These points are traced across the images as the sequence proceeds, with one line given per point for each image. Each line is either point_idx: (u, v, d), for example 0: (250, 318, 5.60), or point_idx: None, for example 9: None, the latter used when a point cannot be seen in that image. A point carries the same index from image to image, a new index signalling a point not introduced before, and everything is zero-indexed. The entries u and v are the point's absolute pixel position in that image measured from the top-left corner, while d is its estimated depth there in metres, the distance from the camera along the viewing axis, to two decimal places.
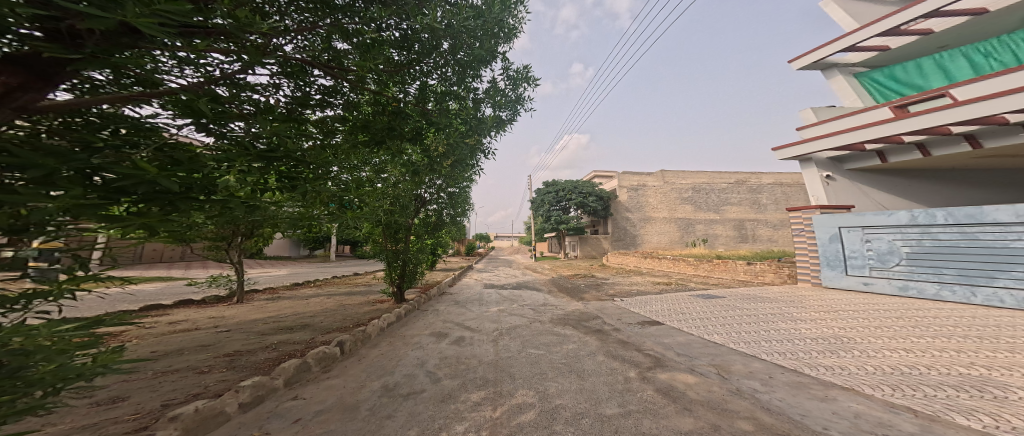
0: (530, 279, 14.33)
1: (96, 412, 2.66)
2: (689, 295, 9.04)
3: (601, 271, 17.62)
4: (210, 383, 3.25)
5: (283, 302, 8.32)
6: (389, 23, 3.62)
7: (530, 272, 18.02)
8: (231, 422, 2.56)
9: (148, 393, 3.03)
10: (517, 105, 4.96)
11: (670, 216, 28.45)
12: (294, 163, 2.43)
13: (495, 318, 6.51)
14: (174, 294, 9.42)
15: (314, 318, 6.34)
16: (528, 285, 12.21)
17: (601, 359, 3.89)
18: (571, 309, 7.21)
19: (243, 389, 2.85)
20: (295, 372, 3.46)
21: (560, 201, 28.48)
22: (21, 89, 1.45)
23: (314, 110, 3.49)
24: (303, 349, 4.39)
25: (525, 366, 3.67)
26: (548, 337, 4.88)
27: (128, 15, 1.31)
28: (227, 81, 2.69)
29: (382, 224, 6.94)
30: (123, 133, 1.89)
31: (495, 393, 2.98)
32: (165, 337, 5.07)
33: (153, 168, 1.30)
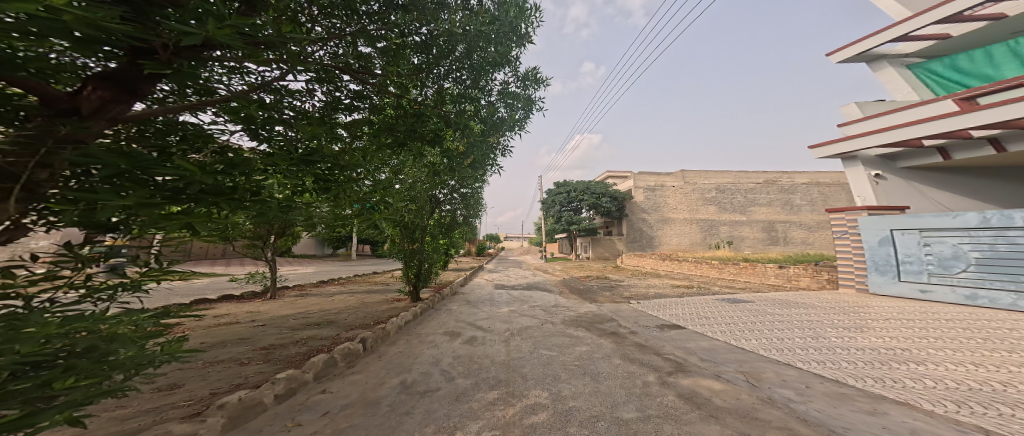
0: (541, 280, 14.24)
1: (156, 397, 2.89)
2: (712, 299, 8.72)
3: (617, 272, 17.39)
4: (249, 374, 3.44)
5: (310, 299, 8.69)
6: (413, 29, 3.68)
7: (543, 273, 17.91)
8: (268, 413, 2.71)
9: (198, 382, 3.25)
10: (531, 106, 4.94)
11: (691, 217, 27.55)
12: (328, 166, 2.53)
13: (507, 318, 6.54)
14: (216, 289, 10.10)
15: (338, 315, 6.60)
16: (540, 286, 12.15)
17: (617, 362, 3.84)
18: (583, 311, 7.11)
19: (278, 381, 3.00)
20: (323, 367, 3.60)
21: (572, 201, 28.07)
22: (114, 102, 1.64)
23: (343, 114, 3.65)
24: (329, 344, 4.58)
25: (537, 367, 3.66)
26: (561, 339, 4.86)
27: (210, 30, 1.51)
28: (271, 89, 2.85)
29: (401, 225, 7.12)
30: (186, 139, 2.06)
31: (509, 393, 2.99)
32: (210, 329, 5.44)
33: (199, 168, 1.39)
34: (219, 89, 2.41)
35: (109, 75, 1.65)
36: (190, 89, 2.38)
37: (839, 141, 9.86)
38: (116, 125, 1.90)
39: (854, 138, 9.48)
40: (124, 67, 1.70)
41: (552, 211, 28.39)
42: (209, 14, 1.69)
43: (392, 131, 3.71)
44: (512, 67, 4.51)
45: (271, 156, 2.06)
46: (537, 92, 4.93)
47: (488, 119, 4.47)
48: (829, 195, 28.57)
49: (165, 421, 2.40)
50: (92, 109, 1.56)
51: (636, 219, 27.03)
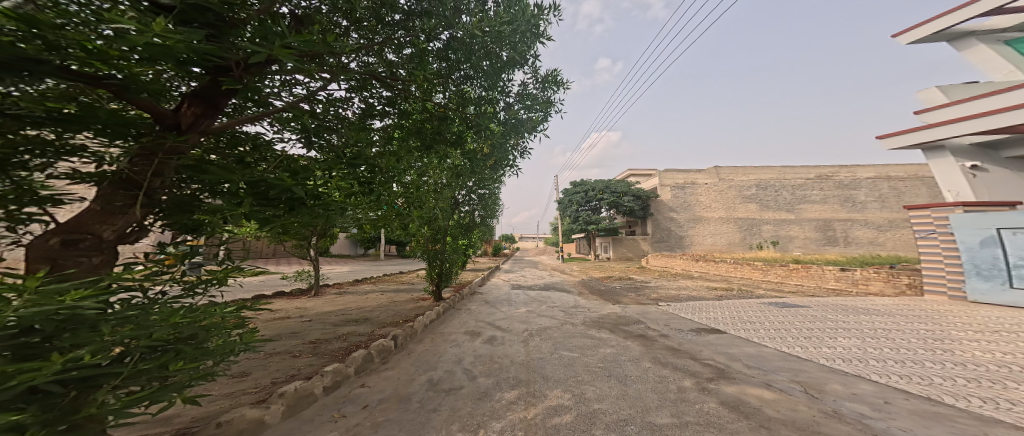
0: (558, 281, 14.06)
1: (229, 383, 3.21)
2: (758, 303, 8.15)
3: (641, 273, 16.83)
4: (301, 366, 3.72)
5: (349, 297, 9.21)
6: (433, 35, 3.70)
7: (559, 273, 17.72)
8: (318, 403, 2.90)
9: (262, 371, 3.56)
10: (549, 108, 4.87)
11: (728, 215, 26.04)
12: (368, 169, 2.72)
13: (525, 318, 6.55)
14: (268, 286, 10.96)
15: (372, 312, 6.95)
16: (556, 286, 12.03)
17: (647, 365, 3.70)
18: (606, 313, 6.94)
19: (326, 373, 3.21)
20: (362, 362, 3.80)
21: (590, 201, 27.32)
22: (203, 116, 2.06)
23: (377, 120, 3.84)
24: (366, 340, 4.82)
25: (558, 368, 3.62)
26: (583, 340, 4.76)
27: (275, 50, 1.84)
28: (319, 100, 3.07)
29: (428, 227, 7.36)
30: (255, 149, 2.43)
31: (529, 392, 3.00)
32: (268, 322, 5.94)
33: (289, 180, 1.81)
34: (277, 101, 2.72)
35: (197, 93, 2.02)
36: (252, 103, 2.70)
37: (914, 132, 9.09)
38: (206, 138, 2.34)
39: (931, 128, 8.69)
40: (205, 86, 2.05)
41: (570, 211, 27.81)
42: (272, 33, 2.00)
43: (420, 134, 3.93)
44: (530, 67, 4.48)
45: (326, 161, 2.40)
46: (556, 93, 4.89)
47: (508, 120, 4.49)
48: (902, 191, 25.71)
49: (237, 406, 2.67)
50: (188, 124, 1.97)
51: (664, 218, 26.02)
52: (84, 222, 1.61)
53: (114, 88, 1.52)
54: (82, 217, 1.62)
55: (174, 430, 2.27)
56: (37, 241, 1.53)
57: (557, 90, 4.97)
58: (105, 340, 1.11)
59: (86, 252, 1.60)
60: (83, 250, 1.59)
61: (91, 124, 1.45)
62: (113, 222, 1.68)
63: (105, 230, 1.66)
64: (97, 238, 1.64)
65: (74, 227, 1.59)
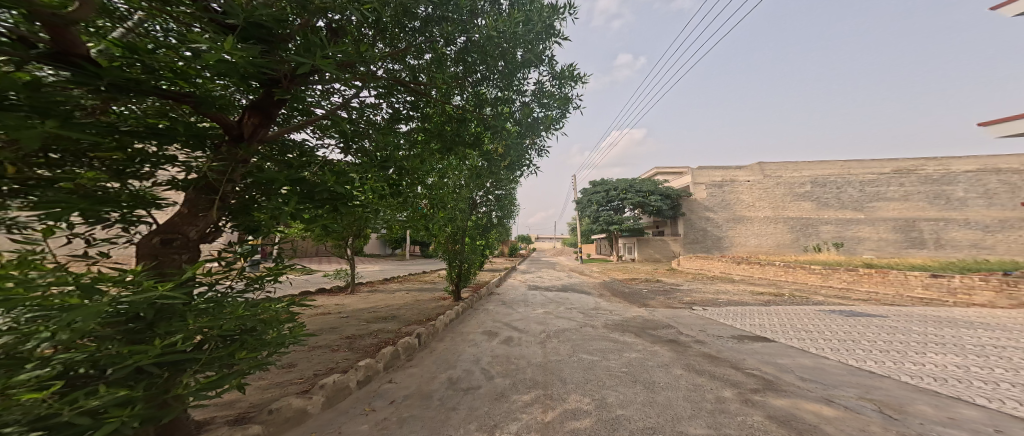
0: (576, 282, 13.79)
1: (278, 373, 3.40)
2: (818, 311, 7.54)
3: (670, 275, 16.18)
4: (339, 359, 3.89)
5: (378, 295, 9.51)
6: (452, 38, 3.70)
7: (576, 274, 17.38)
8: (353, 396, 3.03)
9: (306, 362, 3.76)
10: (566, 106, 4.74)
11: (774, 215, 24.40)
12: (395, 172, 2.86)
13: (542, 319, 6.49)
14: (307, 283, 11.51)
15: (399, 310, 7.15)
16: (574, 288, 11.80)
17: (679, 372, 3.56)
18: (631, 316, 6.74)
19: (359, 368, 3.33)
20: (390, 358, 3.91)
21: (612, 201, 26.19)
22: (259, 126, 2.31)
23: (404, 124, 3.96)
24: (394, 337, 4.97)
25: (577, 371, 3.56)
26: (605, 343, 4.65)
27: (316, 60, 2.02)
28: (352, 107, 3.20)
29: (449, 228, 7.48)
30: (299, 155, 2.65)
31: (546, 395, 2.97)
32: (312, 317, 6.31)
33: (330, 180, 1.97)
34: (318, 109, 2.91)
35: (255, 105, 2.28)
36: (296, 111, 2.91)
37: None
38: (263, 147, 2.58)
39: None
40: (261, 99, 2.29)
41: (588, 212, 26.76)
42: (313, 45, 2.17)
43: (441, 137, 4.05)
44: (546, 66, 4.44)
45: (360, 165, 2.56)
46: (573, 90, 4.81)
47: (524, 120, 4.44)
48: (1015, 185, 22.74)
49: (283, 395, 2.84)
50: (248, 133, 2.22)
51: (697, 219, 24.78)
52: (175, 224, 1.93)
53: (192, 105, 1.88)
54: (174, 220, 1.94)
55: (232, 416, 2.45)
56: (144, 241, 1.85)
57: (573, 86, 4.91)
58: (188, 328, 1.38)
59: (178, 250, 1.91)
60: (176, 248, 1.90)
61: (180, 135, 1.79)
62: (195, 223, 1.99)
63: (190, 230, 1.97)
64: (184, 237, 1.94)
65: (168, 229, 1.89)
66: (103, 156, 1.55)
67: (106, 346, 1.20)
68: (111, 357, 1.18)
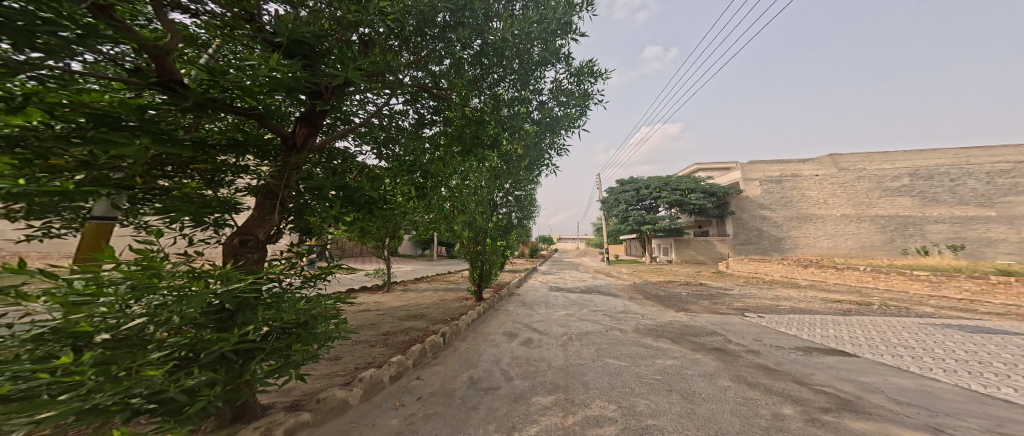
0: (603, 284, 13.41)
1: (327, 364, 3.64)
2: (922, 324, 6.41)
3: (711, 278, 15.20)
4: (376, 354, 4.08)
5: (409, 294, 9.85)
6: (468, 41, 3.68)
7: (604, 276, 16.85)
8: (387, 390, 3.16)
9: (350, 355, 4.00)
10: (585, 103, 4.61)
11: (856, 214, 22.67)
12: (419, 176, 2.99)
13: (564, 321, 6.39)
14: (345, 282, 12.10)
15: (429, 309, 7.36)
16: (600, 290, 11.47)
17: (726, 384, 3.31)
18: (666, 321, 6.44)
19: (392, 364, 3.47)
20: (419, 356, 4.04)
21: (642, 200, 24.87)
22: (308, 136, 2.56)
23: (427, 129, 4.07)
24: (422, 334, 5.13)
25: (601, 376, 3.47)
26: (637, 349, 4.50)
27: (350, 72, 2.16)
28: (381, 114, 3.32)
29: (470, 229, 7.58)
30: (339, 162, 2.85)
31: (567, 399, 2.92)
32: (355, 313, 6.71)
33: (365, 184, 2.15)
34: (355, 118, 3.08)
35: (305, 117, 2.52)
36: (337, 122, 3.09)
37: None
38: (316, 154, 2.84)
39: None
40: (311, 112, 2.53)
41: (615, 211, 25.78)
42: (345, 58, 2.30)
43: (461, 140, 4.10)
44: (563, 63, 4.37)
45: (391, 169, 2.72)
46: (593, 86, 4.69)
47: (543, 119, 4.38)
48: None
49: (329, 386, 3.04)
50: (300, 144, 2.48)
51: (749, 217, 23.64)
52: (249, 226, 2.26)
53: (258, 118, 2.31)
54: (249, 223, 2.27)
55: (289, 402, 2.67)
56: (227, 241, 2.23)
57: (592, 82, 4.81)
58: (258, 318, 1.76)
59: (252, 249, 2.25)
60: (250, 247, 2.25)
61: (250, 145, 2.27)
62: (263, 225, 2.29)
63: (259, 232, 2.28)
64: (256, 237, 2.26)
65: (244, 230, 2.23)
66: (194, 167, 2.05)
67: (203, 332, 1.61)
68: (207, 340, 1.59)
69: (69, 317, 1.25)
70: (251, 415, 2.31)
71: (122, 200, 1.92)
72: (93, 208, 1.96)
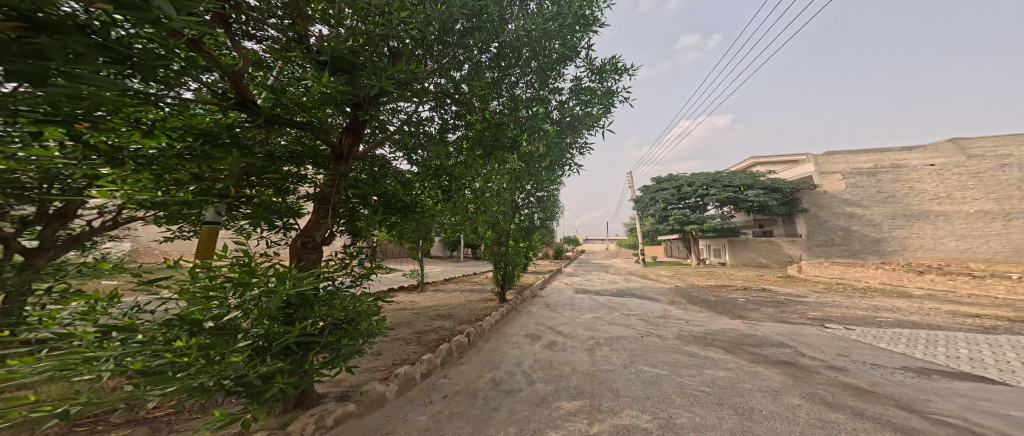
0: (637, 286, 12.83)
1: (370, 359, 3.87)
2: None
3: (766, 282, 13.82)
4: (410, 351, 4.26)
5: (440, 295, 10.17)
6: (483, 46, 3.66)
7: (637, 278, 16.15)
8: (418, 386, 3.28)
9: (388, 351, 4.22)
10: (610, 100, 4.42)
11: (1001, 211, 20.00)
12: (443, 180, 3.07)
13: (591, 325, 6.23)
14: (383, 281, 12.75)
15: (459, 309, 7.53)
16: (632, 293, 11.00)
17: (796, 402, 2.90)
18: (716, 328, 5.94)
19: (422, 361, 3.60)
20: (446, 355, 4.15)
21: (686, 198, 23.10)
22: (352, 145, 2.74)
23: (450, 133, 4.18)
24: (450, 334, 5.27)
25: (634, 385, 3.31)
26: (680, 357, 4.22)
27: (384, 83, 2.28)
28: (408, 121, 3.42)
29: (494, 231, 7.66)
30: (374, 168, 3.03)
31: (593, 406, 2.84)
32: (393, 311, 7.09)
33: (401, 189, 2.29)
34: (388, 126, 3.25)
35: (349, 128, 2.71)
36: (372, 130, 3.26)
37: None
38: (360, 162, 3.02)
39: None
40: (354, 122, 2.72)
41: (648, 211, 24.67)
42: (377, 70, 2.41)
43: (482, 143, 4.14)
44: (583, 59, 4.21)
45: (419, 174, 2.83)
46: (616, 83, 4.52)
47: (563, 119, 4.22)
48: None
49: (369, 380, 3.22)
50: (346, 153, 2.67)
51: (831, 216, 22.45)
52: (308, 228, 2.45)
53: (311, 131, 2.49)
54: (308, 226, 2.46)
55: (338, 392, 2.87)
56: (292, 243, 2.47)
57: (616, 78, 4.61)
58: (317, 315, 1.96)
59: (311, 250, 2.46)
60: (310, 249, 2.45)
61: (307, 157, 2.53)
62: (319, 228, 2.47)
63: (316, 234, 2.47)
64: (313, 240, 2.46)
65: (304, 234, 2.44)
66: (269, 177, 2.33)
67: (274, 325, 1.86)
68: (278, 331, 1.83)
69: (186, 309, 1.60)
70: (310, 402, 2.53)
71: (222, 208, 2.29)
72: (205, 211, 2.38)
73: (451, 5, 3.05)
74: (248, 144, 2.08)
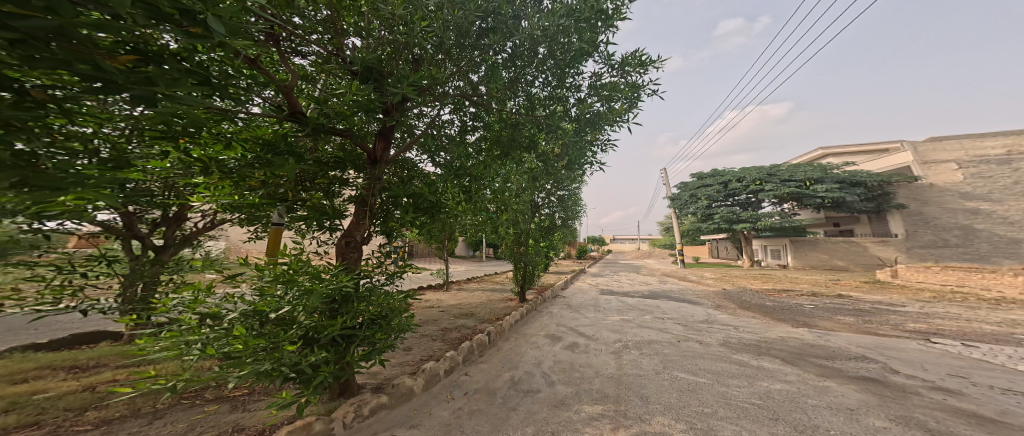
0: (673, 289, 12.12)
1: (401, 353, 4.06)
2: None
3: (830, 287, 12.32)
4: (435, 348, 4.39)
5: (463, 293, 10.33)
6: (498, 46, 3.62)
7: (672, 280, 15.28)
8: (441, 382, 3.37)
9: (416, 347, 4.38)
10: (637, 93, 4.17)
11: None
12: (464, 182, 3.14)
13: (618, 327, 6.02)
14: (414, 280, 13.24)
15: (484, 308, 7.62)
16: (666, 295, 10.42)
17: (879, 424, 2.54)
18: (773, 336, 5.40)
19: (444, 359, 3.69)
20: (468, 352, 4.21)
21: (733, 195, 21.33)
22: (383, 150, 2.89)
23: (469, 135, 4.23)
24: (471, 332, 5.36)
25: (668, 392, 3.15)
26: (729, 367, 3.92)
27: (407, 90, 2.39)
28: (429, 125, 3.51)
29: (514, 231, 7.66)
30: (402, 171, 3.17)
31: (618, 411, 2.75)
32: (423, 308, 7.37)
33: (426, 191, 2.41)
34: (415, 131, 3.38)
35: (381, 133, 2.86)
36: (401, 135, 3.41)
37: None
38: (392, 166, 3.17)
39: None
40: (385, 128, 2.86)
41: (685, 209, 23.24)
42: (400, 78, 2.51)
43: (499, 143, 4.12)
44: (603, 55, 4.02)
45: (443, 175, 2.91)
46: (640, 77, 4.31)
47: (581, 116, 4.03)
48: None
49: (399, 374, 3.37)
50: (380, 158, 2.82)
51: (941, 212, 19.70)
52: (349, 229, 2.61)
53: (348, 137, 2.65)
54: (349, 227, 2.62)
55: (373, 384, 3.04)
56: (337, 243, 2.65)
57: (640, 71, 4.34)
58: (356, 310, 2.10)
59: (352, 249, 2.64)
60: (352, 248, 2.63)
61: (349, 162, 2.71)
62: (360, 229, 2.64)
63: (357, 234, 2.63)
64: (354, 239, 2.62)
65: (347, 234, 2.61)
66: (317, 182, 2.56)
67: (322, 318, 2.01)
68: (324, 324, 1.98)
69: (256, 300, 1.82)
70: (351, 393, 2.71)
71: (282, 211, 2.55)
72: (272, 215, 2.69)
73: (466, 8, 3.07)
74: (298, 151, 2.29)
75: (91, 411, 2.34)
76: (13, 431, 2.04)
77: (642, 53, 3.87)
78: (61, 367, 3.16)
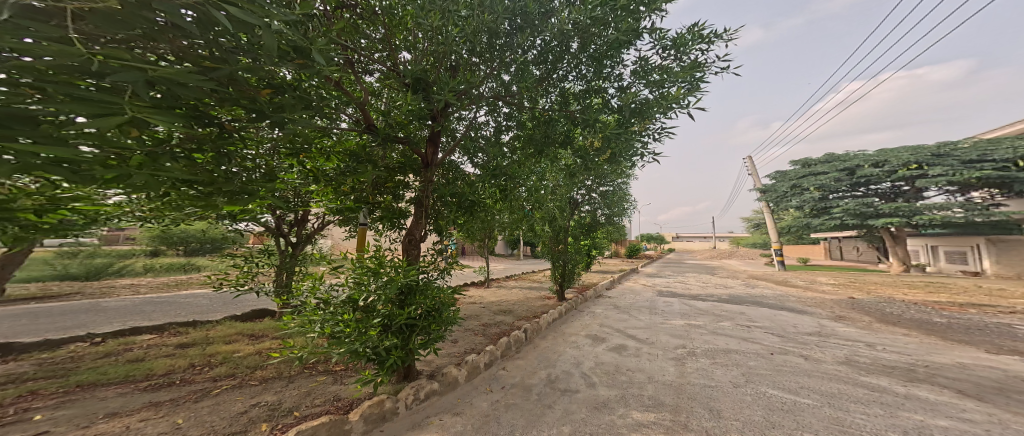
0: (766, 295, 10.34)
1: (449, 345, 4.30)
2: None
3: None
4: (474, 342, 4.53)
5: (504, 291, 10.42)
6: (528, 44, 3.53)
7: (762, 285, 13.05)
8: (479, 374, 3.47)
9: (456, 340, 4.58)
10: (696, 74, 3.67)
11: None
12: (502, 182, 3.18)
13: (679, 333, 5.42)
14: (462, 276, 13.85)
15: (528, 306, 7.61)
16: (751, 302, 8.97)
17: None
18: (948, 363, 4.13)
19: (483, 352, 3.78)
20: (506, 348, 4.25)
21: (856, 182, 17.12)
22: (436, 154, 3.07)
23: (503, 134, 4.23)
24: (508, 329, 5.39)
25: (744, 408, 2.73)
26: (843, 389, 3.22)
27: (448, 96, 2.50)
28: (468, 128, 3.62)
29: (554, 230, 7.48)
30: (449, 173, 3.34)
31: (677, 421, 2.48)
32: (467, 304, 7.67)
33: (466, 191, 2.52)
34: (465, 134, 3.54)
35: (431, 138, 3.02)
36: (448, 139, 3.60)
37: None
38: (444, 167, 3.37)
39: None
40: (433, 133, 3.02)
41: (785, 203, 19.52)
42: (441, 86, 2.66)
43: (532, 142, 4.03)
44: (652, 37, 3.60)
45: (483, 175, 3.01)
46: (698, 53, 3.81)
47: (624, 106, 3.64)
48: None
49: (443, 363, 3.57)
50: (434, 160, 3.01)
51: None
52: (412, 228, 2.85)
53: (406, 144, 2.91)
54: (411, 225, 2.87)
55: (428, 371, 3.29)
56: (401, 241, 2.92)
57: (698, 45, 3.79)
58: (418, 302, 2.32)
59: (412, 246, 2.87)
60: (412, 245, 2.86)
61: (410, 167, 2.98)
62: (419, 226, 2.87)
63: (416, 232, 2.86)
64: (415, 236, 2.86)
65: (410, 234, 2.84)
66: (386, 186, 2.91)
67: (394, 307, 2.26)
68: (396, 313, 2.23)
69: (353, 285, 2.17)
70: (412, 376, 2.98)
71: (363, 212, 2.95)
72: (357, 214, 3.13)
73: (495, 8, 3.05)
74: (373, 158, 2.60)
75: (259, 370, 3.04)
76: (224, 379, 2.81)
77: (701, 26, 3.36)
78: (247, 334, 4.17)
